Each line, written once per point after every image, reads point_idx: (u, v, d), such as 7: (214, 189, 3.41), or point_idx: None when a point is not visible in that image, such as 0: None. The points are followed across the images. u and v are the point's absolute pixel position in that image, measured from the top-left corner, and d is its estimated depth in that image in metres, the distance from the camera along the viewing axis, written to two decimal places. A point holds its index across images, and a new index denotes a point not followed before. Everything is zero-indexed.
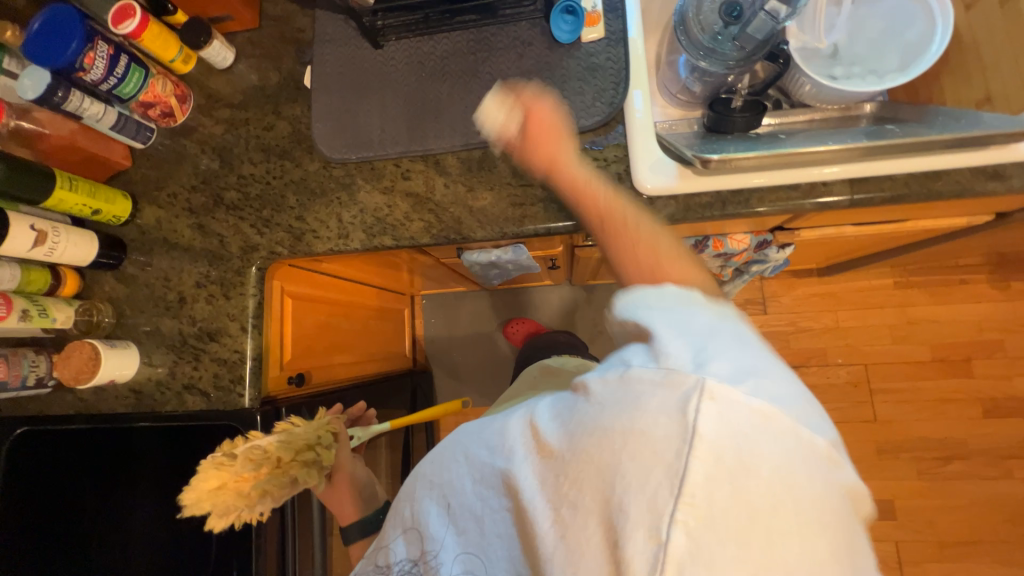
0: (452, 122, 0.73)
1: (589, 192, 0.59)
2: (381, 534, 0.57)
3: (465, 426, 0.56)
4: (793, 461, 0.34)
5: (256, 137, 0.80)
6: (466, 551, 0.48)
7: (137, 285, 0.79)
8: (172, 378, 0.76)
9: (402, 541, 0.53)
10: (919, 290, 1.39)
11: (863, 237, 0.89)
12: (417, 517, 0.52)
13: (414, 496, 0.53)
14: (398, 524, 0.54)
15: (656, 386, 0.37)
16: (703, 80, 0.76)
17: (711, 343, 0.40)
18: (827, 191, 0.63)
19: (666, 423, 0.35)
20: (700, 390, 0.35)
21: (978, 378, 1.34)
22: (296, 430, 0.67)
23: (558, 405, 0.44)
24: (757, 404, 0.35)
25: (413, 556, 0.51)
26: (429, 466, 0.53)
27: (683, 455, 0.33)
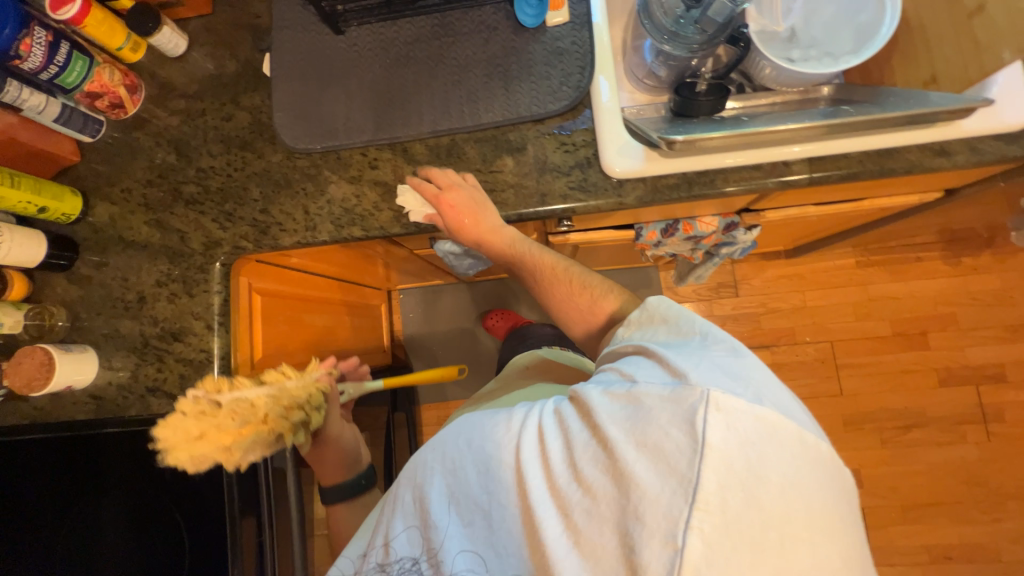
0: (419, 109, 0.71)
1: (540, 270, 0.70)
2: (377, 532, 0.56)
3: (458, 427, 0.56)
4: (798, 467, 0.36)
5: (215, 128, 0.77)
6: (471, 549, 0.47)
7: (92, 286, 0.76)
8: (135, 381, 0.73)
9: (401, 538, 0.52)
10: (878, 269, 1.45)
11: (825, 217, 0.92)
12: (412, 516, 0.52)
13: (411, 492, 0.53)
14: (392, 525, 0.53)
15: (664, 401, 0.39)
16: (668, 65, 0.76)
17: (717, 362, 0.43)
18: (786, 170, 0.65)
19: (676, 436, 0.37)
20: (709, 403, 0.37)
21: (934, 350, 1.42)
22: (286, 386, 0.67)
23: (565, 418, 0.46)
24: (763, 413, 0.38)
25: (413, 554, 0.50)
26: (425, 466, 0.53)
27: (696, 465, 0.36)
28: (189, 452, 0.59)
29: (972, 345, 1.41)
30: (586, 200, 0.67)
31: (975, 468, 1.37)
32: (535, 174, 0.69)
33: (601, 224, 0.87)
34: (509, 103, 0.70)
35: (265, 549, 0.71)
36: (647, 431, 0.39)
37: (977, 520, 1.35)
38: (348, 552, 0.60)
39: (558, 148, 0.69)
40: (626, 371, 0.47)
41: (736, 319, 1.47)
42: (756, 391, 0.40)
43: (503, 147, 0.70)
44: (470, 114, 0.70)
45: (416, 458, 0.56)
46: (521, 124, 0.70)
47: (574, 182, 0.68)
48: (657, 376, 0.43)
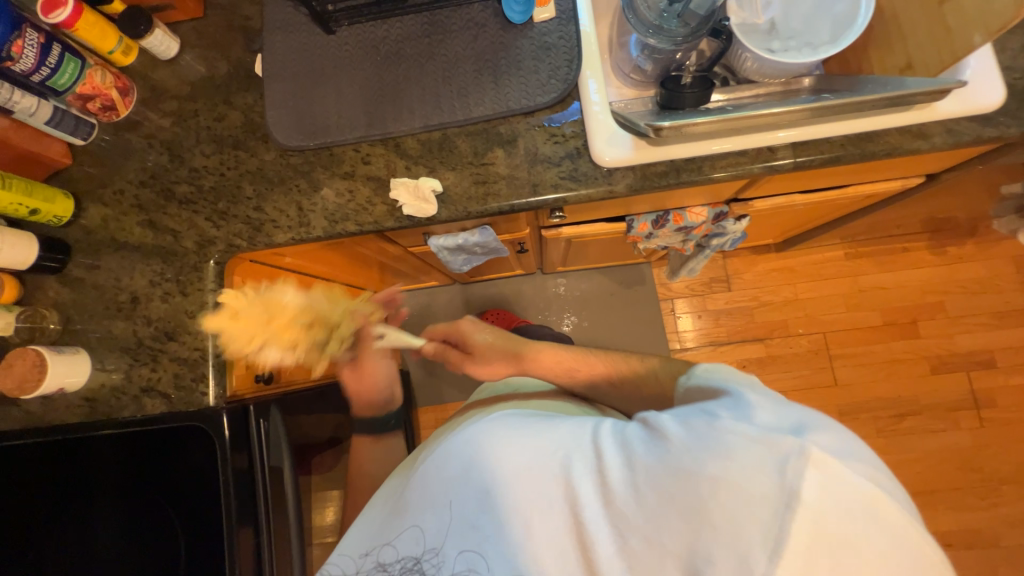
0: (411, 105, 0.73)
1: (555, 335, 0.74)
2: (388, 525, 0.55)
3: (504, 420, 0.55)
4: (895, 549, 0.35)
5: (207, 128, 0.77)
6: (472, 548, 0.48)
7: (85, 288, 0.75)
8: (129, 382, 0.72)
9: (405, 537, 0.52)
10: (866, 260, 1.48)
11: (812, 205, 0.94)
12: (431, 514, 0.52)
13: (439, 484, 0.53)
14: (404, 520, 0.53)
15: (753, 443, 0.38)
16: (653, 58, 0.78)
17: (814, 418, 0.41)
18: (772, 155, 0.67)
19: (756, 477, 0.37)
20: (810, 461, 0.36)
21: (925, 338, 1.44)
22: (320, 305, 0.78)
23: (632, 440, 0.45)
24: (866, 486, 0.35)
25: (418, 551, 0.51)
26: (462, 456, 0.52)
27: (782, 517, 0.35)
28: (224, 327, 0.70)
29: (961, 333, 1.44)
30: (577, 189, 0.69)
31: (969, 454, 1.38)
32: (525, 166, 0.70)
33: (593, 217, 0.88)
34: (499, 98, 0.71)
35: (264, 549, 0.69)
36: (729, 465, 0.38)
37: (974, 506, 1.36)
38: (346, 549, 0.57)
39: (547, 140, 0.70)
40: (706, 402, 0.45)
41: (730, 314, 1.49)
42: (861, 461, 0.37)
43: (494, 140, 0.71)
44: (461, 109, 0.72)
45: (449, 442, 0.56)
46: (511, 117, 0.71)
47: (564, 172, 0.69)
48: (741, 413, 0.41)
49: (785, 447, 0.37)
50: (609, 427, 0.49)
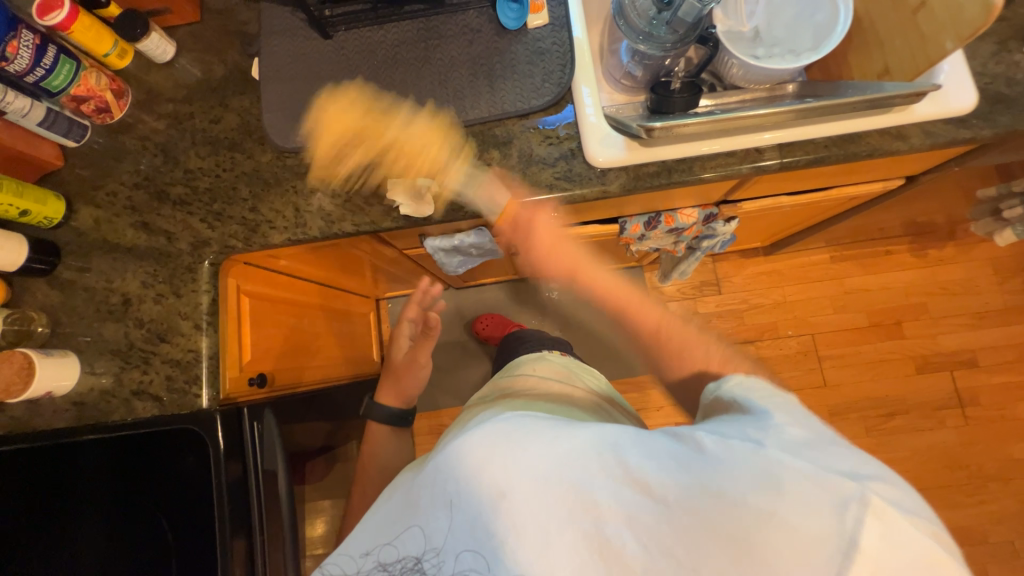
0: (407, 108, 0.74)
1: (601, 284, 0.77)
2: (392, 518, 0.51)
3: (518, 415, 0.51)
4: None
5: (202, 130, 0.78)
6: (475, 548, 0.46)
7: (75, 291, 0.74)
8: (119, 385, 0.71)
9: (406, 537, 0.50)
10: (851, 263, 1.52)
11: (799, 207, 0.96)
12: (438, 514, 0.48)
13: (451, 479, 0.48)
14: (405, 518, 0.50)
15: (814, 483, 0.40)
16: (643, 64, 0.81)
17: (862, 460, 0.43)
18: (759, 156, 0.69)
19: (810, 513, 0.39)
20: (870, 506, 0.38)
21: (909, 339, 1.47)
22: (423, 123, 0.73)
23: (676, 457, 0.45)
24: (921, 540, 0.38)
25: (420, 551, 0.48)
26: (484, 447, 0.48)
27: (841, 560, 0.38)
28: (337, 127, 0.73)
29: (944, 333, 1.47)
30: (571, 189, 0.70)
31: (955, 452, 1.41)
32: (521, 167, 0.71)
33: (587, 218, 0.89)
34: (494, 100, 0.73)
35: (257, 555, 0.68)
36: (784, 500, 0.40)
37: (962, 503, 1.38)
38: (345, 549, 0.53)
39: (542, 141, 0.72)
40: (750, 428, 0.46)
41: (720, 317, 1.51)
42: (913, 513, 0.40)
43: (490, 141, 0.73)
44: (457, 112, 0.73)
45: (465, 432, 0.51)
46: (507, 119, 0.73)
47: (559, 172, 0.71)
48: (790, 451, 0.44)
49: (842, 490, 0.40)
50: (650, 438, 0.47)
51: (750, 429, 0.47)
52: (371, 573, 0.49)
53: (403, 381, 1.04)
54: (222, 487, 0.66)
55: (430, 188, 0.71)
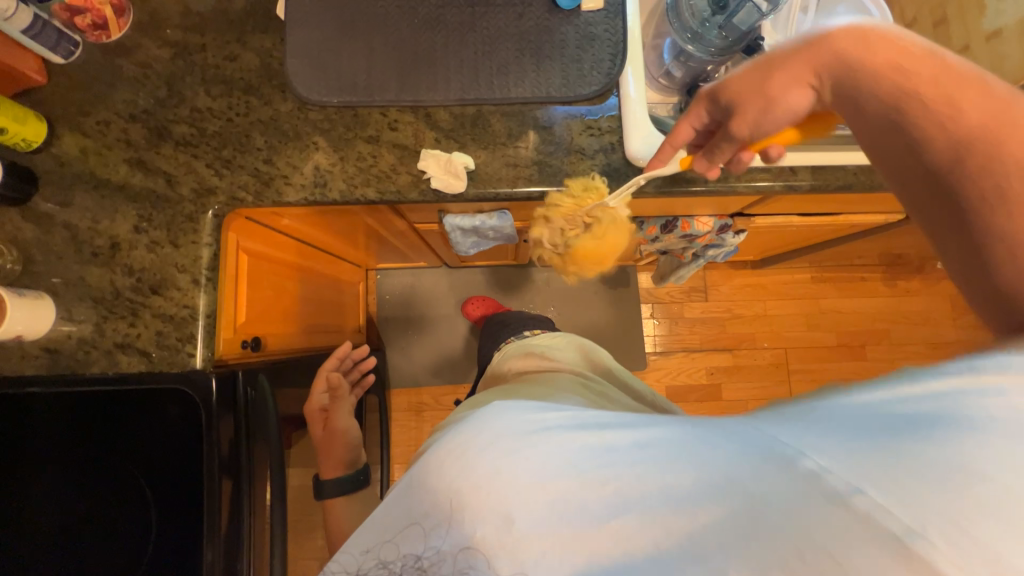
0: (447, 75, 0.70)
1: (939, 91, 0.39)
2: (382, 516, 0.47)
3: (505, 427, 0.44)
4: None
5: (215, 67, 0.70)
6: (472, 550, 0.40)
7: (52, 225, 0.66)
8: (100, 336, 0.65)
9: (407, 534, 0.44)
10: (830, 285, 1.59)
11: (803, 228, 1.00)
12: (433, 519, 0.43)
13: (451, 471, 0.43)
14: (400, 519, 0.45)
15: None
16: (686, 66, 0.81)
17: None
18: (793, 175, 0.71)
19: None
20: None
21: (870, 362, 1.57)
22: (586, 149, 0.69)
23: (719, 491, 0.34)
24: None
25: (419, 550, 0.43)
26: (482, 443, 0.43)
27: None
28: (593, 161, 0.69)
29: (901, 359, 1.58)
30: (608, 184, 0.69)
31: None
32: (560, 155, 0.70)
33: None
34: (538, 82, 0.70)
35: (244, 516, 0.64)
36: None
37: None
38: (350, 544, 0.49)
39: (584, 132, 0.70)
40: (901, 457, 0.30)
41: (704, 323, 1.56)
42: None
43: (530, 124, 0.70)
44: (499, 87, 0.70)
45: (472, 421, 0.47)
46: (549, 104, 0.70)
47: (597, 165, 0.70)
48: (959, 513, 0.27)
49: None
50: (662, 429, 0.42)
51: (906, 473, 0.29)
52: (371, 571, 0.45)
53: (333, 444, 0.95)
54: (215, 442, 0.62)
55: (469, 162, 0.68)
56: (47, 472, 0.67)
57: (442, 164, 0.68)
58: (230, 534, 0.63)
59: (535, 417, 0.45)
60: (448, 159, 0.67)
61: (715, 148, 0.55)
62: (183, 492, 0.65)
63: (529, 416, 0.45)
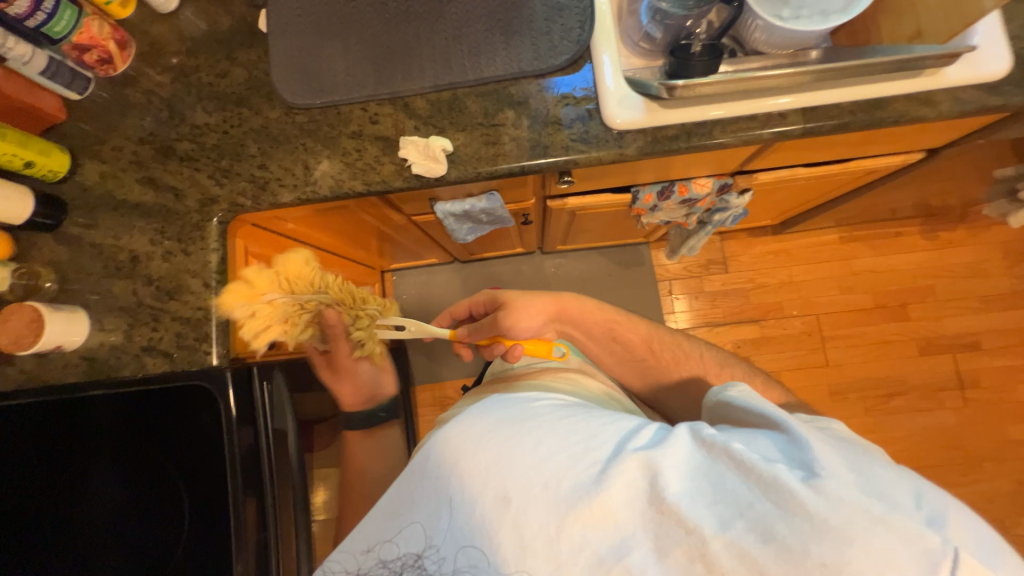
0: (421, 64, 0.72)
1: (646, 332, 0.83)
2: (377, 518, 0.47)
3: (486, 416, 0.48)
4: None
5: (209, 85, 0.75)
6: (476, 544, 0.42)
7: (81, 246, 0.73)
8: (129, 342, 0.71)
9: (406, 535, 0.45)
10: (861, 243, 1.50)
11: (813, 180, 0.95)
12: (433, 512, 0.44)
13: (449, 459, 0.46)
14: (397, 519, 0.46)
15: (818, 502, 0.37)
16: (664, 25, 0.79)
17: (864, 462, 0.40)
18: (783, 120, 0.68)
19: (878, 556, 0.35)
20: (900, 533, 0.36)
21: (914, 321, 1.46)
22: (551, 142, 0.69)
23: (687, 472, 0.41)
24: (927, 550, 0.35)
25: (419, 548, 0.44)
26: (476, 431, 0.46)
27: (774, 555, 0.37)
28: (565, 146, 0.69)
29: (950, 316, 1.46)
30: (588, 151, 0.69)
31: (953, 433, 1.40)
32: (537, 128, 0.70)
33: (598, 187, 0.87)
34: (510, 58, 0.71)
35: (269, 515, 0.67)
36: (795, 523, 0.37)
37: (957, 483, 1.37)
38: (347, 544, 0.48)
39: (560, 103, 0.70)
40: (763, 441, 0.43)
41: (726, 295, 1.50)
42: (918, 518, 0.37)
43: (505, 101, 0.71)
44: (472, 69, 0.71)
45: (463, 414, 0.49)
46: (523, 79, 0.71)
47: (575, 134, 0.69)
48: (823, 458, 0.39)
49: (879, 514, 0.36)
50: (622, 419, 0.48)
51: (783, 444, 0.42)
52: (371, 571, 0.45)
53: (344, 382, 0.89)
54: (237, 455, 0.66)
55: (447, 146, 0.69)
56: (97, 466, 0.74)
57: (416, 151, 0.69)
58: (259, 534, 0.66)
59: (521, 405, 0.49)
60: (428, 146, 0.69)
61: (478, 325, 0.81)
62: (210, 493, 0.69)
63: (516, 409, 0.48)
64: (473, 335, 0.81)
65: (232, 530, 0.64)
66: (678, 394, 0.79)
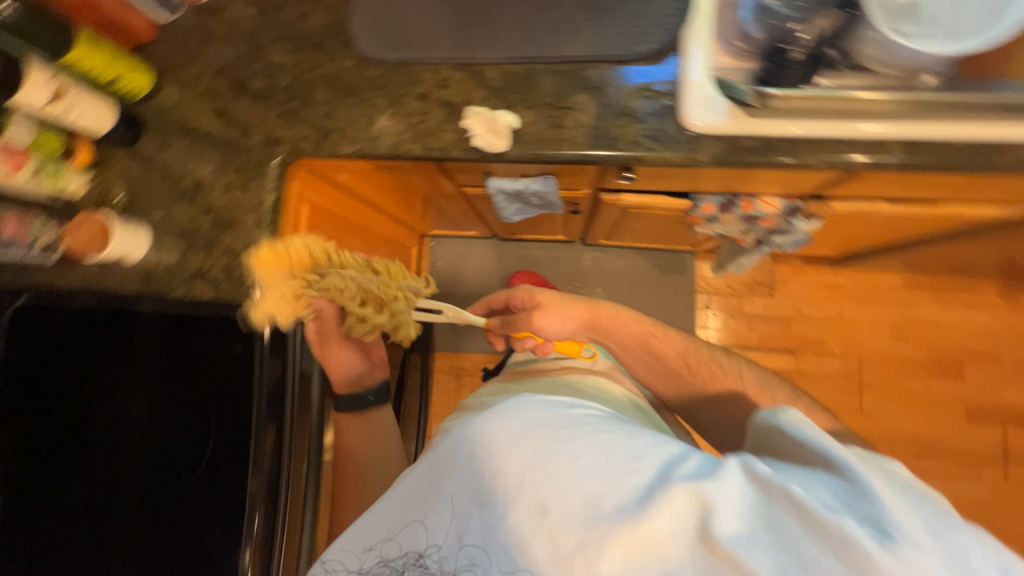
0: (501, 32, 0.69)
1: (685, 345, 0.78)
2: (397, 504, 0.53)
3: (527, 420, 0.51)
4: None
5: (290, 25, 0.76)
6: (523, 540, 0.45)
7: (152, 166, 0.77)
8: (183, 265, 0.75)
9: (405, 534, 0.51)
10: (927, 292, 1.39)
11: (893, 218, 0.88)
12: (468, 512, 0.48)
13: (495, 457, 0.49)
14: (406, 514, 0.52)
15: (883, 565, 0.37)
16: (766, 24, 0.72)
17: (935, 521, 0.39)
18: (881, 150, 0.62)
19: None
20: None
21: (968, 384, 1.36)
22: (620, 135, 0.66)
23: (742, 511, 0.42)
24: None
25: (420, 549, 0.50)
26: (510, 435, 0.50)
27: None
28: (635, 141, 0.65)
29: (1010, 387, 1.35)
30: (658, 150, 0.65)
31: (985, 509, 1.31)
32: (608, 117, 0.66)
33: (658, 188, 0.83)
34: (594, 39, 0.67)
35: (285, 448, 0.69)
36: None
37: None
38: (346, 546, 0.53)
39: (638, 94, 0.66)
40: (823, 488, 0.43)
41: (766, 320, 1.43)
42: None
43: (580, 84, 0.67)
44: (552, 45, 0.68)
45: (498, 412, 0.52)
46: (603, 63, 0.67)
47: (648, 130, 0.66)
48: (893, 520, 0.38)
49: None
50: (665, 443, 0.49)
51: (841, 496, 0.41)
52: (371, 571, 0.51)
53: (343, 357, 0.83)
54: (262, 382, 0.68)
55: (512, 123, 0.67)
56: (132, 382, 0.69)
57: (480, 122, 0.68)
58: (274, 460, 0.69)
59: (559, 410, 0.52)
60: (492, 119, 0.67)
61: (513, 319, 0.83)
62: (229, 424, 0.68)
63: (557, 418, 0.51)
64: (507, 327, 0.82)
65: (251, 452, 0.67)
66: (701, 415, 0.77)
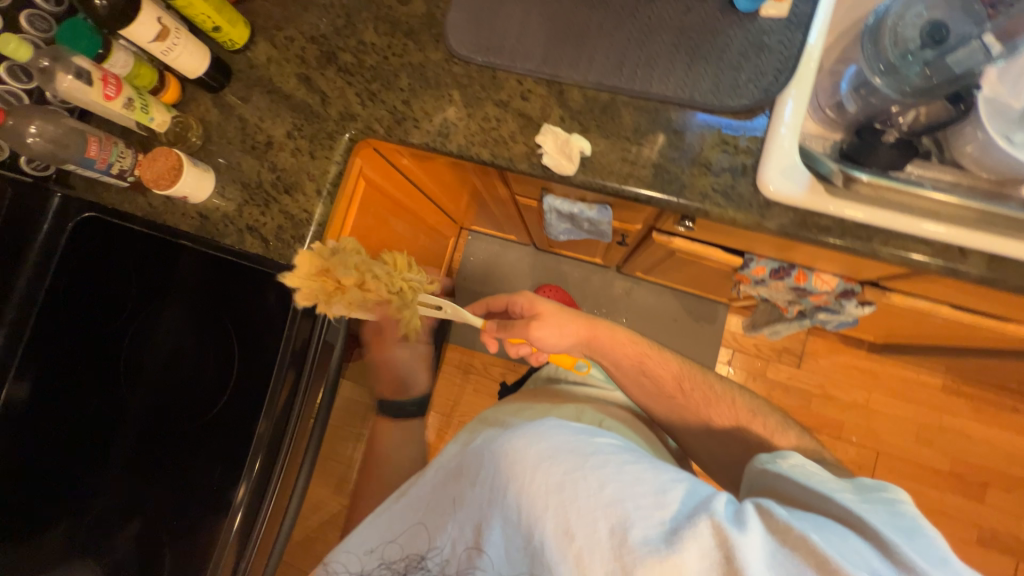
0: (593, 56, 0.69)
1: (720, 392, 0.75)
2: (416, 507, 0.58)
3: (553, 440, 0.51)
4: None
5: (388, 8, 0.77)
6: (540, 555, 0.45)
7: (230, 116, 0.79)
8: (239, 215, 0.77)
9: (408, 537, 0.56)
10: (964, 401, 1.32)
11: (952, 324, 0.83)
12: (486, 521, 0.49)
13: (516, 470, 0.49)
14: (411, 517, 0.57)
15: None
16: (864, 101, 0.71)
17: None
18: (961, 259, 0.59)
19: None
20: None
21: (988, 508, 1.28)
22: (691, 185, 0.64)
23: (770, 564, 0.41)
24: None
25: (423, 551, 0.54)
26: (538, 454, 0.49)
27: None
28: (704, 193, 0.64)
29: None
30: (725, 208, 0.63)
31: None
32: (682, 163, 0.65)
33: (712, 240, 0.81)
34: (684, 82, 0.66)
35: (295, 403, 0.70)
36: None
37: None
38: (348, 549, 0.59)
39: (716, 146, 0.65)
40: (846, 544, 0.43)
41: (787, 390, 1.38)
42: None
43: (661, 123, 0.66)
44: (640, 79, 0.67)
45: (522, 433, 0.52)
46: (688, 108, 0.66)
47: (719, 185, 0.64)
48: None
49: None
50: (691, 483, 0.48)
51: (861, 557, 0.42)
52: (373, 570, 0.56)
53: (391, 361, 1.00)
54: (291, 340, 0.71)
55: (584, 149, 0.66)
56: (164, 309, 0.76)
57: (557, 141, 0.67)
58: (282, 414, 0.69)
59: (584, 438, 0.51)
60: (567, 142, 0.67)
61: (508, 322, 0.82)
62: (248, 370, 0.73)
63: (579, 443, 0.50)
64: (501, 330, 0.81)
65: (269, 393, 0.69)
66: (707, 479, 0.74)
